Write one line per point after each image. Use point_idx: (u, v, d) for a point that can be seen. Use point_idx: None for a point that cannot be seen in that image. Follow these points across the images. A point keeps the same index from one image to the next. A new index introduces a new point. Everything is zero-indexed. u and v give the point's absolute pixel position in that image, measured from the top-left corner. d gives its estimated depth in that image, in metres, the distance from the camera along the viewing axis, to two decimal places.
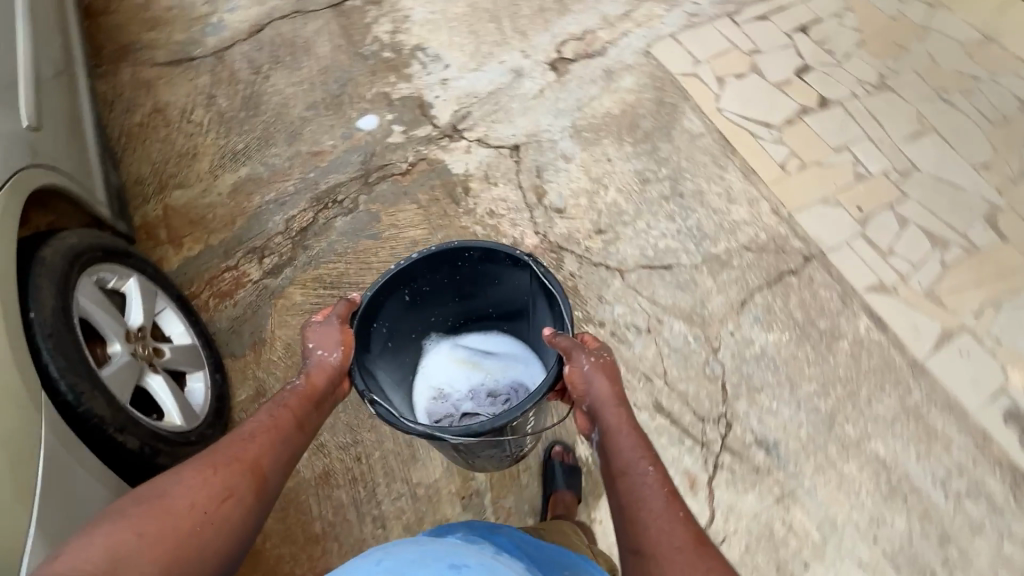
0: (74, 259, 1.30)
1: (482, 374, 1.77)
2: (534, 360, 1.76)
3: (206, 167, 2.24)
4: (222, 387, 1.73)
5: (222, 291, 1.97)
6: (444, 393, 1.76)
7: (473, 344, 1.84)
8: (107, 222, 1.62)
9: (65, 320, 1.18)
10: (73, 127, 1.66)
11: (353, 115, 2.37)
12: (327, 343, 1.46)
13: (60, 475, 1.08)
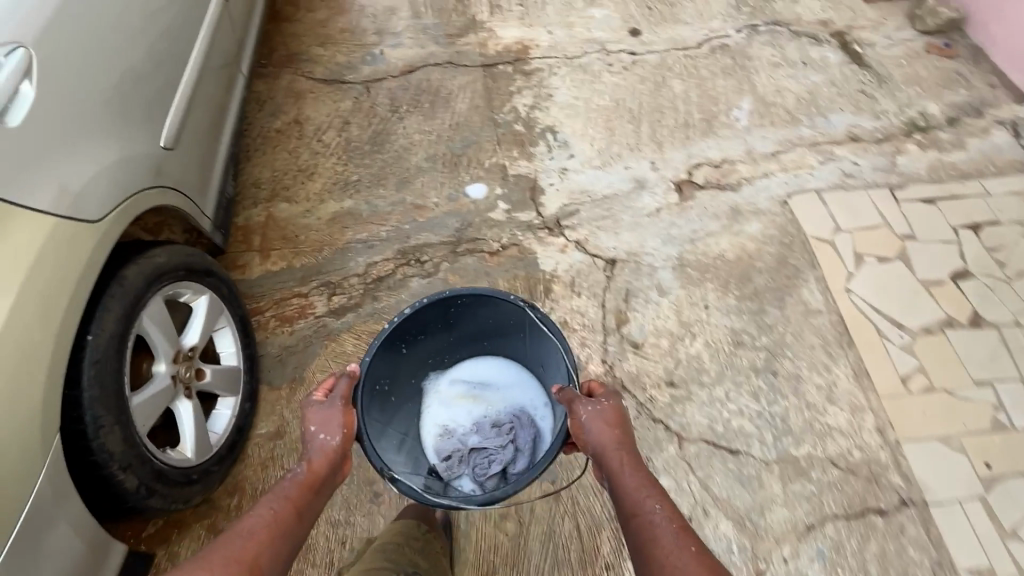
0: (151, 280, 1.31)
1: (482, 406, 2.01)
2: (528, 389, 2.01)
3: (317, 188, 2.33)
4: (246, 418, 1.72)
5: (284, 316, 2.00)
6: (452, 428, 1.98)
7: (468, 377, 2.06)
8: (205, 234, 1.67)
9: (117, 350, 1.16)
10: (205, 136, 1.70)
11: (465, 178, 2.37)
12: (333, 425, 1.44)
13: (40, 528, 1.00)
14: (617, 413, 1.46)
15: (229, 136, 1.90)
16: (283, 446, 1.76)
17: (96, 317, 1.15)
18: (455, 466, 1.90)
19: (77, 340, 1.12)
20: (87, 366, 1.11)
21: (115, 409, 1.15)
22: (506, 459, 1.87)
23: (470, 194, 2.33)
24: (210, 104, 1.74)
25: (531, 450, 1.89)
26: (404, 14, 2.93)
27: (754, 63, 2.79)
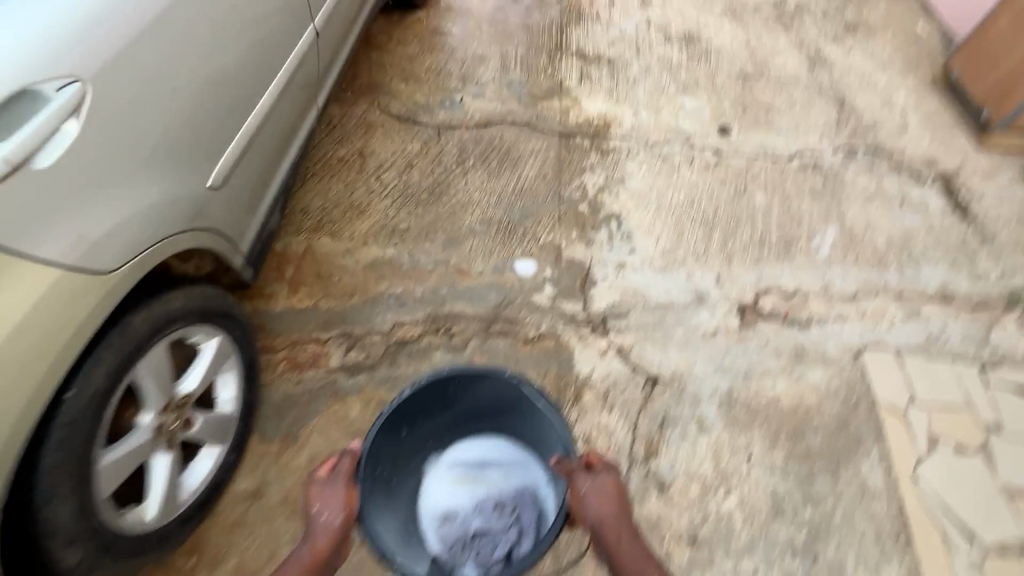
0: (156, 329, 1.19)
1: (482, 487, 1.78)
2: (529, 465, 1.78)
3: (364, 229, 2.23)
4: (226, 472, 1.57)
5: (296, 362, 1.88)
6: (453, 513, 1.74)
7: (468, 456, 1.84)
8: (235, 268, 1.56)
9: (94, 412, 1.05)
10: (261, 167, 1.62)
11: (516, 251, 2.24)
12: (336, 504, 1.48)
13: None
14: (613, 484, 1.57)
15: (289, 164, 1.82)
16: (256, 511, 1.61)
17: (81, 373, 1.04)
18: (461, 554, 1.64)
19: (53, 399, 1.01)
20: (51, 431, 1.00)
21: (71, 478, 1.05)
22: (511, 543, 1.63)
23: (518, 270, 2.19)
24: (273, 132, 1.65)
25: (535, 531, 1.66)
26: (493, 66, 2.88)
27: (845, 190, 2.59)
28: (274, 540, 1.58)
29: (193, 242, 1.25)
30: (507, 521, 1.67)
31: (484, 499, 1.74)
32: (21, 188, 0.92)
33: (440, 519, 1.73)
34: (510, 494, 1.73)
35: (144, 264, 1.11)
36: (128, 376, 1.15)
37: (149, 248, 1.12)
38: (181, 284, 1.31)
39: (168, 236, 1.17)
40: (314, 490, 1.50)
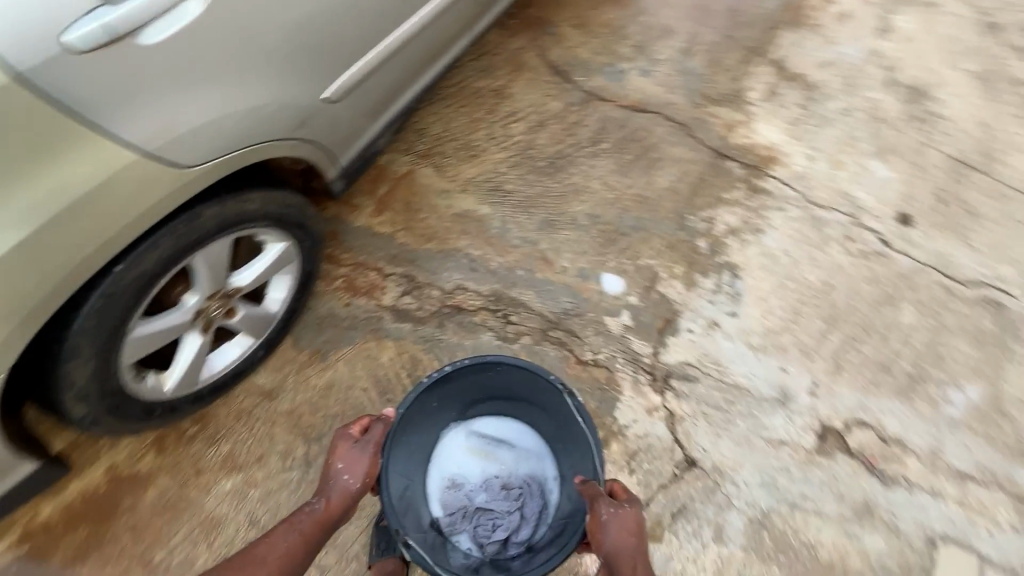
0: (225, 226, 1.17)
1: (494, 464, 1.66)
2: (546, 457, 1.65)
3: (469, 176, 2.09)
4: (250, 364, 1.58)
5: (353, 284, 1.84)
6: (461, 482, 1.64)
7: (488, 429, 1.69)
8: (324, 179, 1.50)
9: (136, 290, 1.07)
10: (378, 92, 1.56)
11: (610, 262, 2.03)
12: (358, 464, 1.28)
13: None
14: (637, 517, 1.29)
15: (408, 96, 1.76)
16: (263, 410, 1.63)
17: (137, 252, 1.04)
18: (461, 524, 1.58)
19: (102, 268, 1.01)
20: (90, 297, 1.02)
21: (98, 343, 1.07)
22: (511, 527, 1.57)
23: (604, 284, 1.98)
24: (398, 56, 1.57)
25: (535, 523, 1.58)
26: (675, 44, 2.51)
27: (1023, 349, 2.08)
28: (266, 445, 1.59)
29: (279, 153, 1.21)
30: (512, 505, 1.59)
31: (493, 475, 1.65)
32: (119, 59, 0.90)
33: (447, 484, 1.63)
34: (520, 478, 1.64)
35: (222, 168, 1.09)
36: (183, 261, 1.13)
37: (231, 151, 1.09)
38: (264, 186, 1.25)
39: (254, 143, 1.13)
40: (341, 446, 1.29)
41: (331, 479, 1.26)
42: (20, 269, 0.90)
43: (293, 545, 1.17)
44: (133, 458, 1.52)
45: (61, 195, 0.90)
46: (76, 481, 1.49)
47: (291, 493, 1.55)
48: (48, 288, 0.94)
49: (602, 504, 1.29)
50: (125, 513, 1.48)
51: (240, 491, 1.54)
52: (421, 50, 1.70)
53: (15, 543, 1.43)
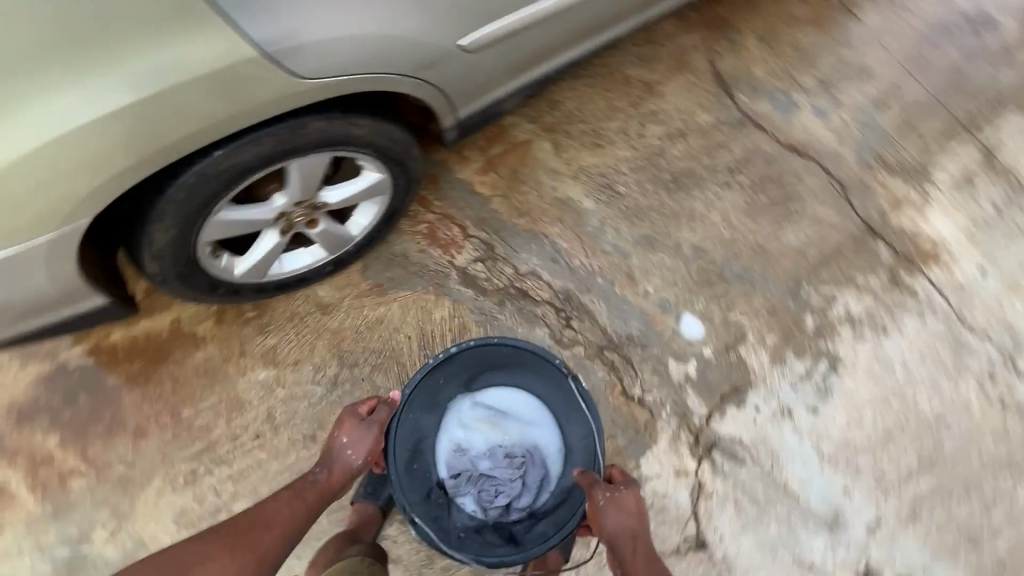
0: (325, 143, 1.22)
1: (501, 432, 1.57)
2: (551, 427, 1.59)
3: (585, 165, 1.98)
4: (316, 275, 1.63)
5: (434, 234, 1.83)
6: (467, 448, 1.55)
7: (494, 397, 1.60)
8: (439, 124, 1.47)
9: (229, 176, 1.13)
10: (519, 52, 1.48)
11: (697, 304, 1.85)
12: (361, 440, 1.33)
13: (33, 264, 1.03)
14: (634, 501, 1.36)
15: (552, 65, 1.66)
16: (315, 321, 1.69)
17: (238, 143, 1.10)
18: (466, 488, 1.52)
19: (203, 148, 1.08)
20: (187, 172, 1.08)
21: (183, 215, 1.14)
22: (513, 495, 1.51)
23: (682, 325, 1.82)
24: (548, 21, 1.49)
25: (536, 491, 1.53)
26: (869, 91, 2.16)
27: None
28: (306, 354, 1.66)
29: (395, 88, 1.20)
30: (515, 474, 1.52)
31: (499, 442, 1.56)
32: None
33: (452, 449, 1.55)
34: (522, 447, 1.55)
35: (333, 89, 1.10)
36: (278, 163, 1.19)
37: (350, 75, 1.10)
38: (378, 114, 1.28)
39: (375, 72, 1.13)
40: (347, 422, 1.35)
41: (334, 454, 1.32)
42: (133, 129, 0.95)
43: (293, 515, 1.22)
44: (195, 318, 1.64)
45: (185, 70, 0.95)
46: (145, 319, 1.62)
47: (313, 406, 1.62)
48: (152, 153, 1.00)
49: (601, 489, 1.35)
50: (171, 365, 1.61)
51: (270, 385, 1.62)
52: (576, 22, 1.60)
53: (82, 354, 1.59)
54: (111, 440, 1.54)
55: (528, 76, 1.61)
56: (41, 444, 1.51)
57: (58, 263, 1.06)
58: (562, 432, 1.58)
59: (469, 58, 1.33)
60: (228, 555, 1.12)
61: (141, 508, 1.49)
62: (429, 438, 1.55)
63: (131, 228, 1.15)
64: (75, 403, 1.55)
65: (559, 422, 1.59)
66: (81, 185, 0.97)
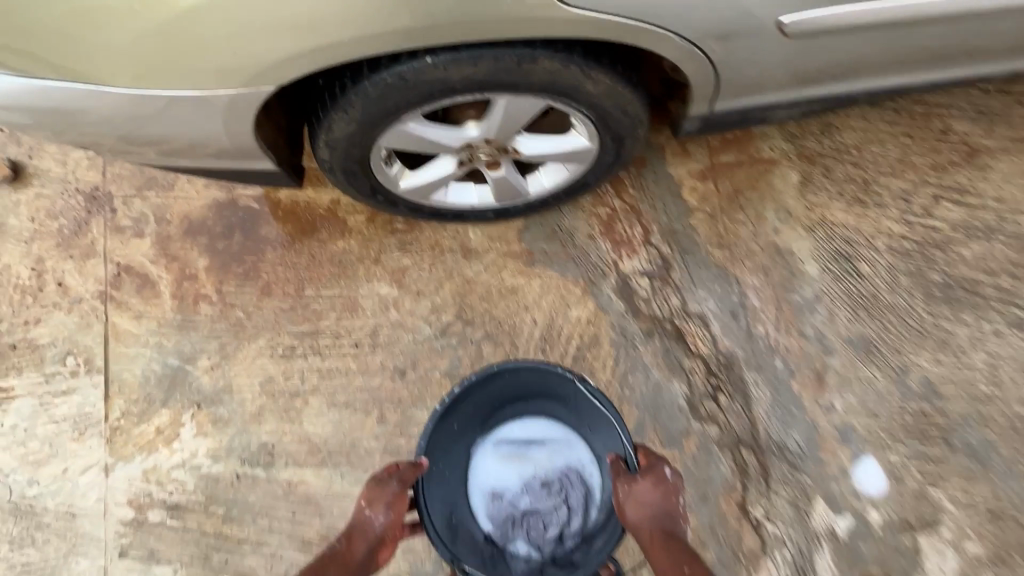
0: (544, 88, 1.02)
1: (531, 468, 1.45)
2: (578, 447, 1.46)
3: (830, 219, 1.53)
4: (473, 217, 1.48)
5: (612, 225, 1.56)
6: (503, 491, 1.43)
7: (516, 430, 1.48)
8: (683, 109, 1.18)
9: (432, 86, 0.97)
10: (835, 55, 1.10)
11: (893, 455, 1.38)
12: (377, 496, 1.22)
13: (209, 109, 0.98)
14: (653, 487, 1.21)
15: (864, 84, 1.23)
16: (453, 263, 1.58)
17: (453, 57, 0.93)
18: (517, 527, 1.39)
19: (415, 50, 0.92)
20: (390, 71, 0.95)
21: (370, 114, 1.03)
22: (562, 521, 1.38)
23: (859, 471, 1.38)
24: (896, 28, 1.07)
25: (581, 509, 1.40)
26: None
27: None
28: (432, 290, 1.57)
29: (656, 48, 0.95)
30: (556, 501, 1.40)
31: (531, 474, 1.44)
32: None
33: (489, 496, 1.43)
34: (556, 472, 1.43)
35: (582, 27, 0.88)
36: (486, 93, 1.02)
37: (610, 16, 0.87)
38: (623, 73, 1.03)
39: (642, 21, 0.89)
40: (366, 485, 1.25)
41: (356, 521, 1.21)
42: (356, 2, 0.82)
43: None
44: (353, 208, 1.63)
45: None
46: (312, 189, 1.65)
47: (414, 343, 1.54)
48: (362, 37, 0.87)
49: (622, 479, 1.22)
50: (315, 242, 1.62)
51: (388, 304, 1.57)
52: (930, 41, 1.14)
53: (253, 197, 1.66)
54: (243, 284, 1.62)
55: (824, 88, 1.21)
56: (194, 261, 1.64)
57: (236, 117, 1.00)
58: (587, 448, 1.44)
59: (769, 39, 1.00)
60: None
61: (242, 357, 1.57)
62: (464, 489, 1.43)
63: (315, 106, 1.05)
64: (231, 238, 1.65)
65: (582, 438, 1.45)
66: (284, 42, 0.87)
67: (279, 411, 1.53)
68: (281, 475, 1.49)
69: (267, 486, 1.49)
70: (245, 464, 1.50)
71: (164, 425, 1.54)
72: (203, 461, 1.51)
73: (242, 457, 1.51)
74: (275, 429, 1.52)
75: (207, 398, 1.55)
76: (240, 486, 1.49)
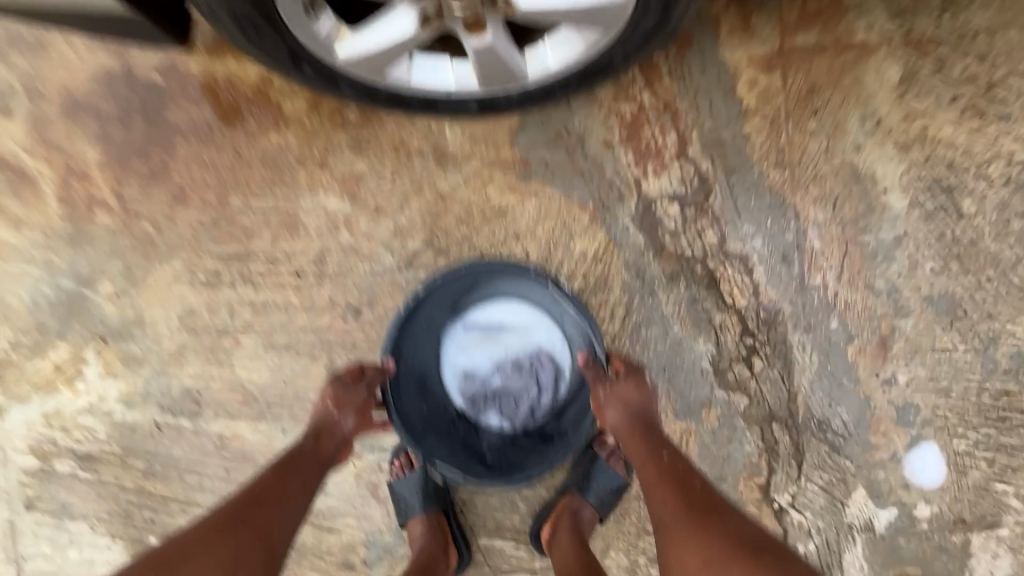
0: None
1: (502, 344, 1.19)
2: (552, 319, 1.17)
3: (934, 134, 1.13)
4: (449, 110, 1.07)
5: (637, 129, 1.16)
6: (471, 371, 1.19)
7: (482, 301, 1.19)
8: None
9: None
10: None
11: (959, 442, 1.12)
12: (351, 402, 1.08)
13: None
14: (632, 384, 1.05)
15: None
16: (422, 172, 1.19)
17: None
18: (489, 407, 1.18)
19: None
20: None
21: None
22: (534, 401, 1.17)
23: (913, 459, 1.13)
24: None
25: (557, 385, 1.17)
26: None
27: None
28: (395, 207, 1.20)
29: None
30: (527, 381, 1.17)
31: (503, 349, 1.19)
32: None
33: (456, 375, 1.19)
34: (530, 356, 1.18)
35: None
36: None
37: None
38: None
39: None
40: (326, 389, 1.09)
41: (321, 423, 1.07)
42: None
43: (285, 491, 0.96)
44: (289, 88, 1.21)
45: None
46: (232, 58, 1.20)
47: (372, 275, 1.21)
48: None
49: (601, 383, 1.05)
50: (241, 135, 1.22)
51: (337, 223, 1.21)
52: None
53: (154, 66, 1.22)
54: (150, 188, 1.24)
55: None
56: (82, 153, 1.24)
57: None
58: (561, 320, 1.16)
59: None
60: (226, 564, 0.82)
61: (154, 283, 1.23)
62: (432, 373, 1.19)
63: None
64: (129, 124, 1.24)
65: (556, 311, 1.16)
66: None
67: (204, 352, 1.23)
68: (211, 428, 1.23)
69: (195, 439, 1.23)
70: (166, 413, 1.23)
71: (63, 362, 1.24)
72: (115, 407, 1.24)
73: (161, 405, 1.23)
74: (201, 373, 1.23)
75: (114, 331, 1.24)
76: (163, 438, 1.24)
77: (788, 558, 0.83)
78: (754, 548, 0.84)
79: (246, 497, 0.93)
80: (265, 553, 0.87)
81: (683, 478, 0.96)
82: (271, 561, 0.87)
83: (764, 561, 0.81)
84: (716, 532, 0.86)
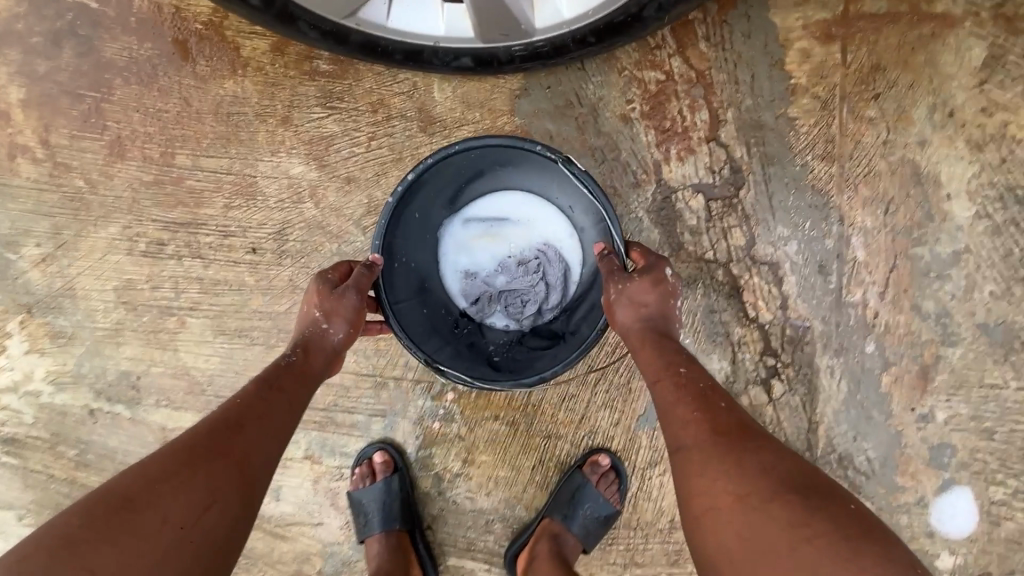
0: None
1: (504, 240, 1.00)
2: (562, 207, 0.98)
3: (1016, 132, 0.94)
4: (437, 66, 0.88)
5: (661, 103, 0.97)
6: (472, 269, 1.01)
7: (482, 190, 0.99)
8: None
9: None
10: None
11: (996, 490, 0.99)
12: (339, 309, 0.83)
13: None
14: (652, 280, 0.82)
15: None
16: (404, 138, 1.00)
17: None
18: (495, 308, 1.00)
19: None
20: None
21: None
22: (545, 299, 0.98)
23: (942, 504, 1.00)
24: None
25: (567, 283, 0.99)
26: None
27: None
28: (370, 179, 1.02)
29: None
30: (534, 278, 0.97)
31: (508, 244, 1.00)
32: None
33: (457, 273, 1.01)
34: (537, 249, 0.99)
35: None
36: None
37: None
38: None
39: None
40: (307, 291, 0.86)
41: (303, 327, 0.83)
42: None
43: (270, 413, 0.72)
44: (248, 26, 1.00)
45: None
46: None
47: (340, 257, 1.04)
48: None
49: (614, 277, 0.82)
50: (190, 80, 1.02)
51: (302, 192, 1.03)
52: None
53: None
54: (81, 136, 1.05)
55: None
56: (3, 90, 1.05)
57: None
58: (572, 208, 0.97)
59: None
60: (192, 498, 0.59)
61: (88, 249, 1.06)
62: (429, 274, 1.00)
63: None
64: (57, 57, 1.03)
65: (567, 197, 0.96)
66: None
67: (145, 332, 1.08)
68: (151, 418, 1.08)
69: (132, 429, 1.09)
70: (100, 398, 1.09)
71: None
72: (43, 387, 1.09)
73: (94, 388, 1.08)
74: (141, 355, 1.08)
75: (41, 302, 1.07)
76: (97, 426, 1.09)
77: (849, 503, 0.60)
78: (799, 483, 0.61)
79: (217, 420, 0.68)
80: (246, 491, 0.64)
81: (710, 396, 0.72)
82: (255, 501, 0.65)
83: (814, 505, 0.58)
84: (749, 461, 0.63)
